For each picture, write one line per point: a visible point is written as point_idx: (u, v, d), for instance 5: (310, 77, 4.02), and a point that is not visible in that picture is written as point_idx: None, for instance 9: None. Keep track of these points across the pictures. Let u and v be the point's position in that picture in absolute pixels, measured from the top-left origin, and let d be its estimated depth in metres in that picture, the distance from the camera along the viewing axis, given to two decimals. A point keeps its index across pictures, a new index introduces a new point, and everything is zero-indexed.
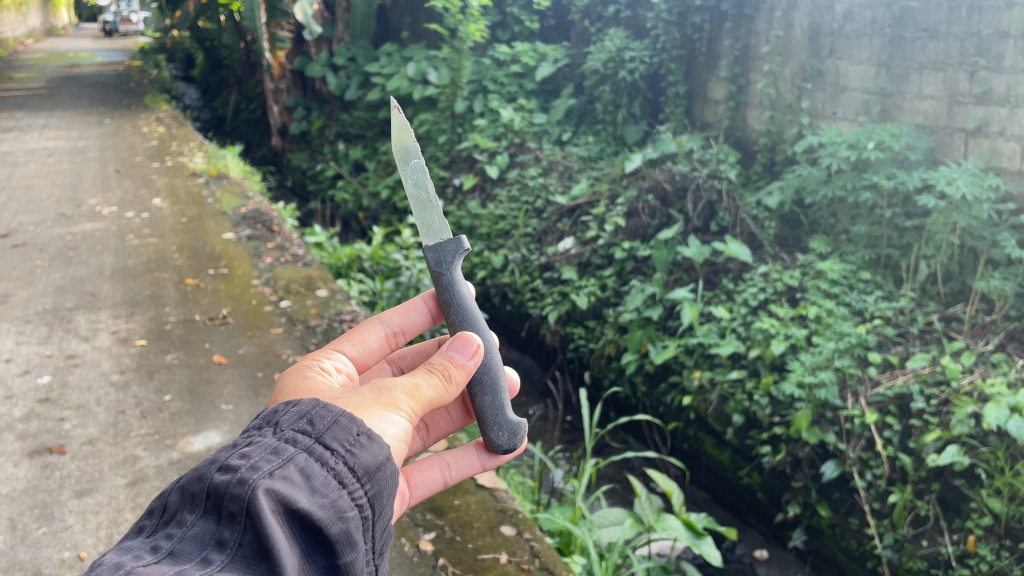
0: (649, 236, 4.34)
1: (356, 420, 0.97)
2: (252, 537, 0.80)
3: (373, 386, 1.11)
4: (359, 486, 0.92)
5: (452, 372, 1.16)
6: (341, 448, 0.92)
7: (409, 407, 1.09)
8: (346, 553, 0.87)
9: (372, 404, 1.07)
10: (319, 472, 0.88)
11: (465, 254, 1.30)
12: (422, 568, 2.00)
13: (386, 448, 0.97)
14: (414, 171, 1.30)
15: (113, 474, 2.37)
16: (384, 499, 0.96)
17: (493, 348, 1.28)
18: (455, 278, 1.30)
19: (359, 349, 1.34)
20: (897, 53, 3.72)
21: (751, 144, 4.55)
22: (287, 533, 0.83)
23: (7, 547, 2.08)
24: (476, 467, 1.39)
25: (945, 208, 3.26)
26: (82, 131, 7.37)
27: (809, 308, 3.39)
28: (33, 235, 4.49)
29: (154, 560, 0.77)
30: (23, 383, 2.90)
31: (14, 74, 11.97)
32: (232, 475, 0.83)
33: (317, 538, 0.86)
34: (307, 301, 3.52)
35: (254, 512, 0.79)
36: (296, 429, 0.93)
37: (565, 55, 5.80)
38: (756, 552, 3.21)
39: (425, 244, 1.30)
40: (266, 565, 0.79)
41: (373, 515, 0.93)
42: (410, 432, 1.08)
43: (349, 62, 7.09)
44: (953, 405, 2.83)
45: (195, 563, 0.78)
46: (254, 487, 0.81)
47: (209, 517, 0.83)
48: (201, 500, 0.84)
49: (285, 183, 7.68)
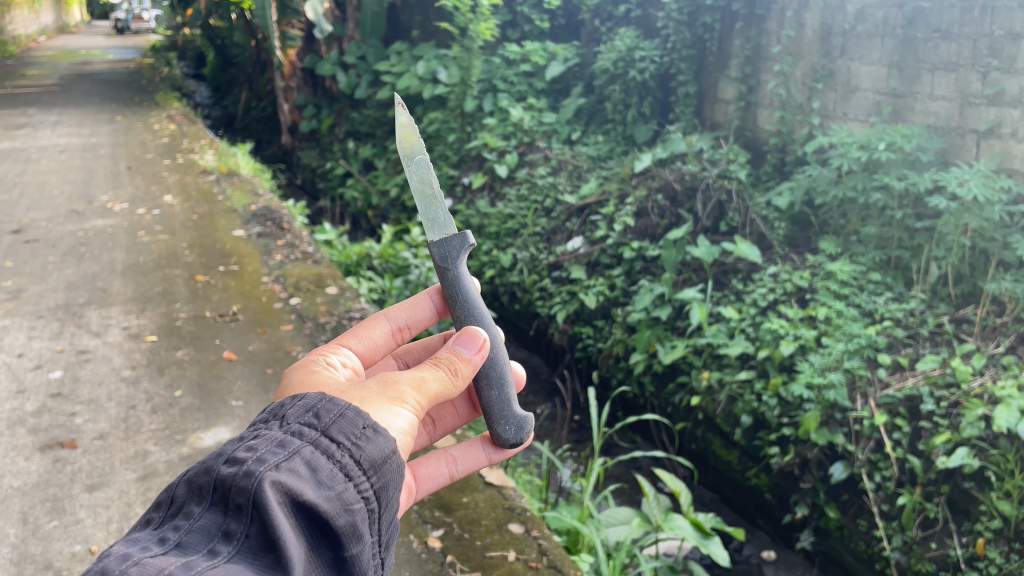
0: (658, 235, 4.34)
1: (362, 413, 0.98)
2: (259, 528, 0.80)
3: (378, 380, 1.11)
4: (366, 478, 0.92)
5: (458, 366, 1.16)
6: (347, 441, 0.93)
7: (415, 401, 1.09)
8: (352, 546, 0.87)
9: (378, 398, 1.07)
10: (325, 465, 0.89)
11: (470, 249, 1.30)
12: (430, 565, 2.01)
13: (391, 442, 0.97)
14: (419, 168, 1.31)
15: (123, 468, 2.38)
16: (390, 492, 0.96)
17: (499, 343, 1.28)
18: (460, 273, 1.31)
19: (365, 344, 1.35)
20: (909, 54, 3.70)
21: (762, 144, 4.54)
22: (294, 525, 0.84)
23: (18, 540, 2.09)
24: (482, 460, 1.41)
25: (956, 210, 3.25)
26: (94, 128, 7.41)
27: (819, 309, 3.38)
28: (45, 231, 4.52)
29: (161, 551, 0.78)
30: (35, 378, 2.92)
31: (27, 71, 12.07)
32: (238, 467, 0.84)
33: (324, 530, 0.86)
34: (317, 298, 3.54)
35: (261, 504, 0.80)
36: (302, 422, 0.94)
37: (576, 54, 5.80)
38: (764, 553, 3.21)
39: (430, 239, 1.30)
40: (272, 556, 0.80)
41: (380, 508, 0.93)
42: (415, 426, 1.08)
43: (360, 60, 7.11)
44: (963, 407, 2.81)
45: (203, 554, 0.78)
46: (260, 479, 0.82)
47: (216, 509, 0.83)
48: (208, 493, 0.84)
49: (295, 181, 7.71)
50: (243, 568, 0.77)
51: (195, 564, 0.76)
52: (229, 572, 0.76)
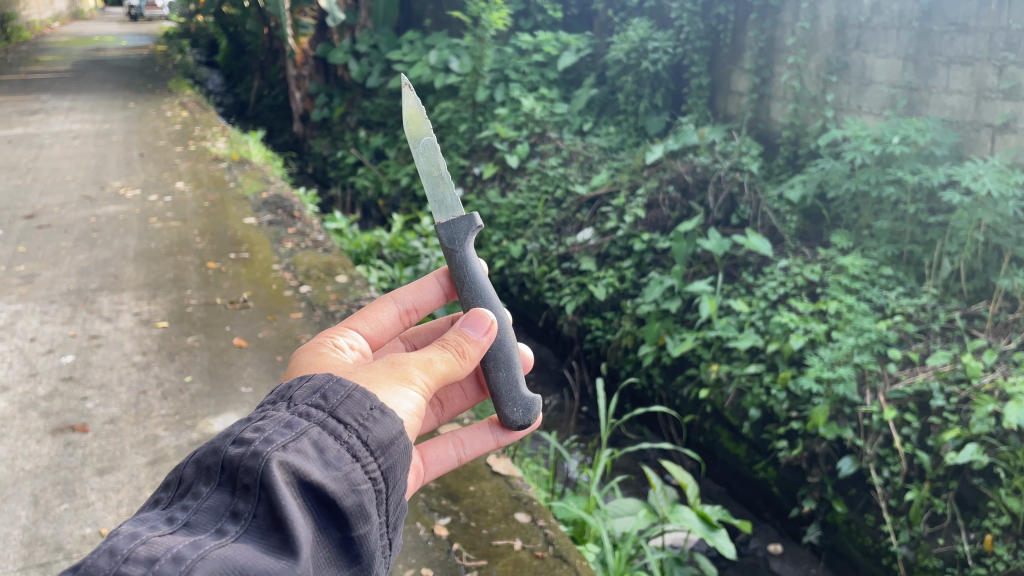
0: (669, 227, 4.32)
1: (369, 395, 0.98)
2: (266, 509, 0.81)
3: (386, 360, 1.12)
4: (373, 459, 0.93)
5: (465, 348, 1.17)
6: (355, 422, 0.94)
7: (422, 382, 1.10)
8: (358, 526, 0.88)
9: (385, 378, 1.08)
10: (332, 446, 0.90)
11: (477, 230, 1.30)
12: (436, 553, 2.02)
13: (398, 423, 0.98)
14: (425, 150, 1.31)
15: (134, 453, 2.40)
16: (398, 473, 0.97)
17: (506, 324, 1.28)
18: (468, 255, 1.31)
19: (373, 326, 1.35)
20: (925, 47, 3.67)
21: (774, 137, 4.51)
22: (301, 506, 0.84)
23: (29, 522, 2.12)
24: (490, 443, 1.40)
25: (970, 205, 3.22)
26: (107, 114, 7.44)
27: (829, 303, 3.36)
28: (58, 217, 4.55)
29: (169, 530, 0.78)
30: (48, 362, 2.95)
31: (42, 57, 12.13)
32: (245, 448, 0.84)
33: (331, 511, 0.87)
34: (326, 286, 3.55)
35: (268, 484, 0.81)
36: (310, 402, 0.94)
37: (588, 45, 5.77)
38: (770, 547, 3.19)
39: (438, 222, 1.30)
40: (279, 536, 0.80)
41: (387, 489, 0.94)
42: (423, 407, 1.09)
43: (372, 49, 7.11)
44: (973, 403, 2.80)
45: (210, 533, 0.79)
46: (267, 459, 0.82)
47: (224, 489, 0.84)
48: (216, 473, 0.85)
49: (306, 170, 7.73)
50: (250, 548, 0.78)
51: (203, 543, 0.76)
52: (236, 552, 0.77)
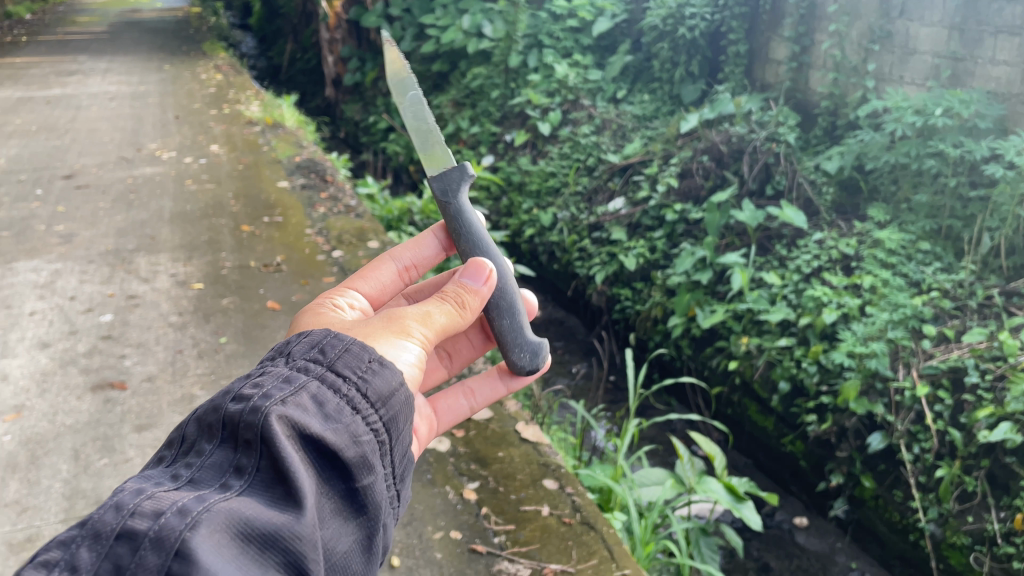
0: (702, 198, 4.27)
1: (367, 349, 1.00)
2: (269, 461, 0.83)
3: (383, 316, 1.14)
4: (374, 411, 0.95)
5: (464, 298, 1.20)
6: (353, 375, 0.96)
7: (422, 334, 1.13)
8: (363, 476, 0.91)
9: (384, 332, 1.10)
10: (332, 399, 0.92)
11: (469, 180, 1.38)
12: (465, 516, 2.05)
13: (398, 374, 1.00)
14: (413, 106, 1.43)
15: (171, 411, 2.46)
16: (400, 424, 1.00)
17: (507, 273, 1.33)
18: (462, 206, 1.38)
19: (372, 286, 1.42)
20: (972, 16, 3.55)
21: (813, 107, 4.42)
22: (302, 457, 0.87)
23: (71, 475, 2.18)
24: (501, 390, 1.48)
25: (1013, 179, 3.14)
26: (142, 76, 7.50)
27: (864, 277, 3.31)
28: (96, 177, 4.62)
29: (175, 486, 0.81)
30: (87, 321, 3.02)
31: (77, 15, 12.22)
32: (244, 404, 0.87)
33: (334, 462, 0.90)
34: (359, 251, 3.57)
35: (269, 438, 0.83)
36: (308, 358, 0.96)
37: (624, 10, 5.67)
38: (796, 519, 3.23)
39: (431, 174, 1.39)
40: (282, 488, 0.83)
41: (389, 439, 0.97)
42: (423, 359, 1.12)
43: (405, 13, 7.05)
44: (1009, 381, 2.74)
45: (215, 488, 0.81)
46: (268, 413, 0.85)
47: (226, 447, 0.86)
48: (217, 430, 0.88)
49: (338, 134, 7.74)
50: (253, 501, 0.80)
51: (207, 496, 0.79)
52: (240, 504, 0.79)
